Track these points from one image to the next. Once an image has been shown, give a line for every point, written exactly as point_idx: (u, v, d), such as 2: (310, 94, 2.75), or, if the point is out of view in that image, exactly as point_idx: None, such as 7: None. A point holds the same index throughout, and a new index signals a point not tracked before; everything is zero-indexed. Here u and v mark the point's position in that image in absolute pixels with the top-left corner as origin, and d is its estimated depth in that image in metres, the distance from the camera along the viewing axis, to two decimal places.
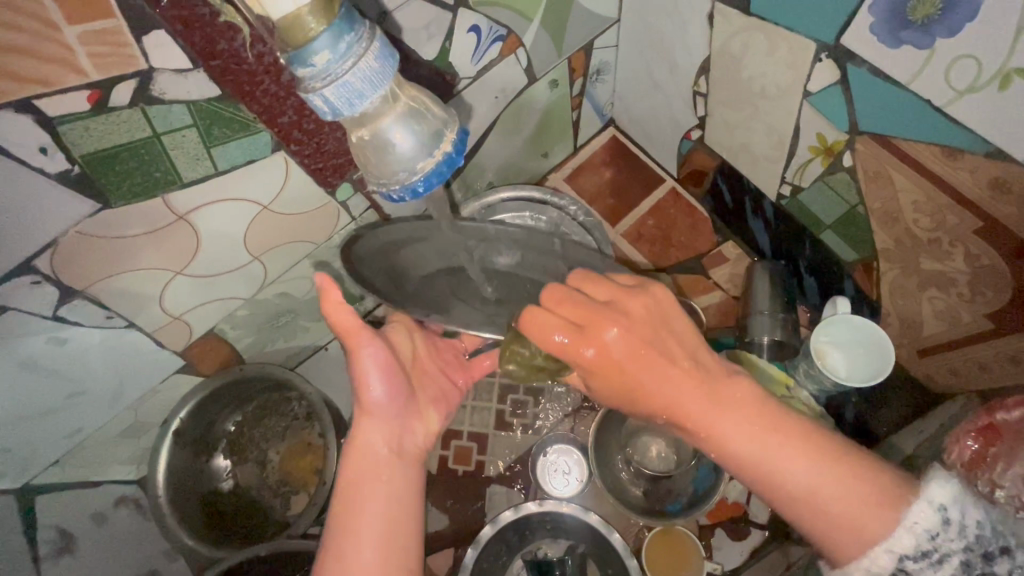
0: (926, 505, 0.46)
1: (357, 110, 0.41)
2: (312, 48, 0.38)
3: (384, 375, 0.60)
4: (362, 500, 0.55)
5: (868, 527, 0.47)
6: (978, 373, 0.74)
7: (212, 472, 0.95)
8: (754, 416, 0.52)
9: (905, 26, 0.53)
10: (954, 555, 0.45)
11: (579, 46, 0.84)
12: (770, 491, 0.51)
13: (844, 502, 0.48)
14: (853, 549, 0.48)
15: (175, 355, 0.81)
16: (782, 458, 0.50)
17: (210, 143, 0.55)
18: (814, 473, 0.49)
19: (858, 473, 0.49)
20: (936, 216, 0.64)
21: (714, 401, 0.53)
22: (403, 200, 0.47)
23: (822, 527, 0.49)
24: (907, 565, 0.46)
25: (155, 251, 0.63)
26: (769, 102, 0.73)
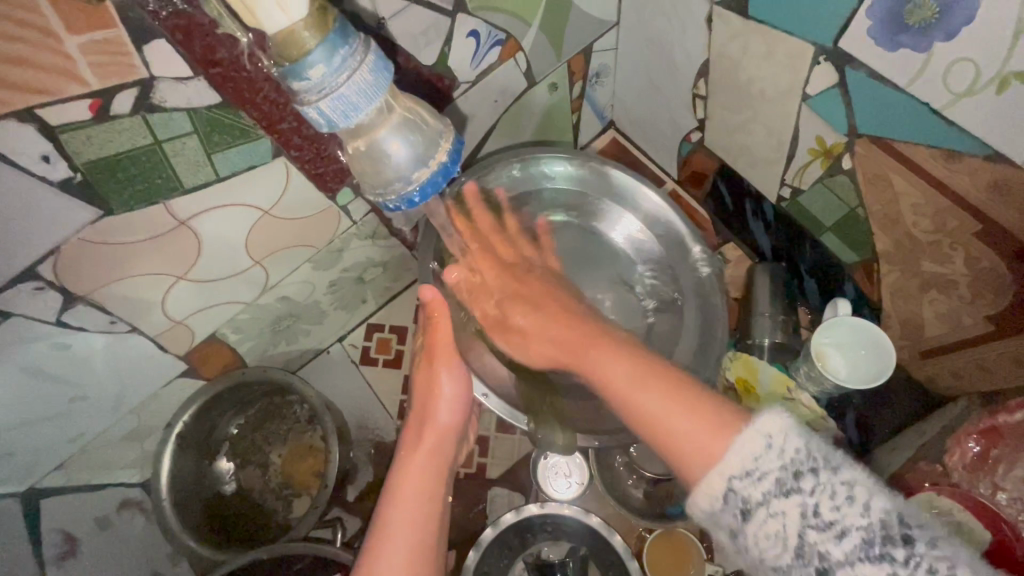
0: (750, 432, 0.42)
1: (353, 122, 0.41)
2: (306, 61, 0.38)
3: (448, 397, 0.68)
4: (403, 493, 0.61)
5: (704, 449, 0.44)
6: (979, 375, 0.74)
7: (215, 474, 0.95)
8: (636, 360, 0.54)
9: (902, 29, 0.53)
10: (770, 472, 0.41)
11: (578, 50, 0.84)
12: (642, 428, 0.50)
13: (686, 430, 0.46)
14: (694, 476, 0.45)
15: (177, 359, 0.82)
16: (641, 385, 0.51)
17: (211, 149, 0.56)
18: (671, 408, 0.48)
19: (710, 409, 0.47)
20: (935, 219, 0.64)
21: (586, 336, 0.58)
22: (400, 209, 0.48)
23: (666, 450, 0.48)
24: (734, 485, 0.42)
25: (157, 257, 0.63)
26: (768, 105, 0.73)
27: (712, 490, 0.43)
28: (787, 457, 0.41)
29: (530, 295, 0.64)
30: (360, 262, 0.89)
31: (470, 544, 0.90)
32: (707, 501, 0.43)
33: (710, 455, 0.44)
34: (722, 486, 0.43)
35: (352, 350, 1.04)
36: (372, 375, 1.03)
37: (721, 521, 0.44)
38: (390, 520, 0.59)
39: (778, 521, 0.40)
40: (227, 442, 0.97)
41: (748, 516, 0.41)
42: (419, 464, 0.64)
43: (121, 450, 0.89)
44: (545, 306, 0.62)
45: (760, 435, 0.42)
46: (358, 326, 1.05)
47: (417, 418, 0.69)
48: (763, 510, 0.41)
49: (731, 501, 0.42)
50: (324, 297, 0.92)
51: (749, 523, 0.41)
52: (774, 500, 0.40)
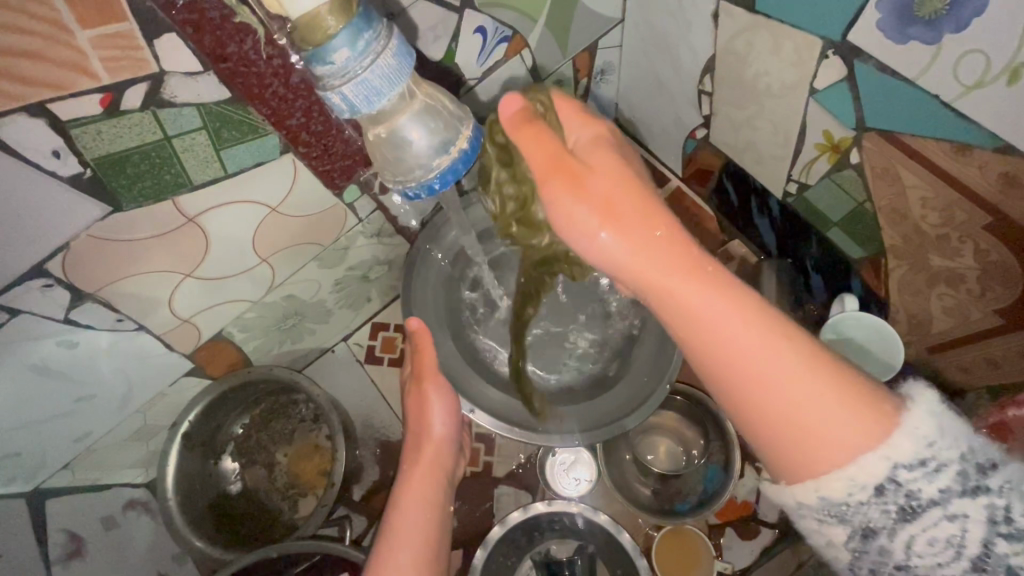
0: (921, 416, 0.40)
1: (376, 107, 0.41)
2: (331, 45, 0.38)
3: (442, 418, 0.75)
4: (403, 511, 0.69)
5: (844, 432, 0.41)
6: (987, 370, 0.74)
7: (220, 474, 0.95)
8: (745, 301, 0.45)
9: (911, 22, 0.53)
10: (950, 465, 0.39)
11: (583, 47, 0.84)
12: (745, 387, 0.44)
13: (823, 407, 0.42)
14: (834, 459, 0.41)
15: (183, 358, 0.82)
16: (770, 344, 0.43)
17: (220, 145, 0.56)
18: (791, 369, 0.43)
19: (852, 384, 0.43)
20: (945, 212, 0.64)
21: (688, 271, 0.46)
22: (421, 197, 0.48)
23: (789, 432, 0.43)
24: (899, 476, 0.40)
25: (165, 254, 0.63)
26: (774, 100, 0.73)
27: (862, 476, 0.40)
28: (966, 450, 0.39)
29: (625, 217, 0.47)
30: (365, 260, 0.89)
31: (477, 543, 0.89)
32: (845, 486, 0.41)
33: (852, 441, 0.41)
34: (883, 475, 0.40)
35: (357, 350, 1.04)
36: (377, 375, 1.03)
37: (858, 514, 0.41)
38: (396, 532, 0.67)
39: (954, 523, 0.38)
40: (233, 441, 0.96)
41: (912, 513, 0.39)
42: (416, 483, 0.72)
43: (128, 450, 0.89)
44: (619, 215, 0.47)
45: (929, 421, 0.40)
46: (363, 326, 1.05)
47: (412, 439, 0.76)
48: (938, 509, 0.39)
49: (889, 493, 0.40)
50: (329, 296, 0.92)
51: (911, 523, 0.39)
52: (956, 500, 0.38)
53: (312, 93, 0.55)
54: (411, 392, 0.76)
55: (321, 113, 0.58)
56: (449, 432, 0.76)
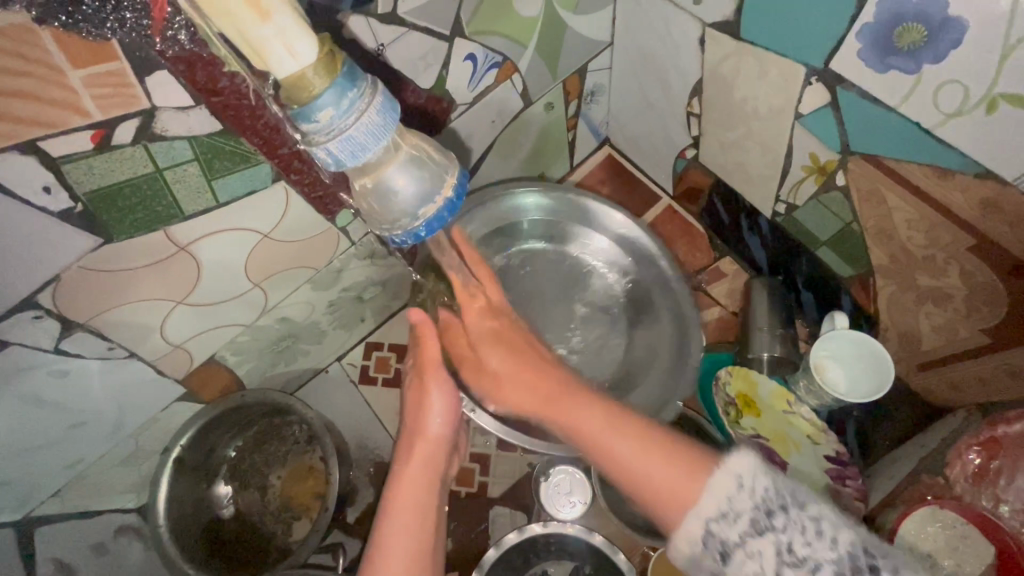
0: (725, 473, 0.44)
1: (362, 162, 0.42)
2: (316, 105, 0.39)
3: (443, 414, 0.65)
4: (393, 519, 0.58)
5: (681, 493, 0.46)
6: (976, 387, 0.75)
7: (213, 498, 0.94)
8: (584, 401, 0.54)
9: (892, 52, 0.54)
10: (744, 512, 0.43)
11: (573, 70, 0.86)
12: (616, 472, 0.51)
13: (653, 476, 0.48)
14: (672, 523, 0.46)
15: (176, 382, 0.81)
16: (601, 427, 0.52)
17: (211, 176, 0.56)
18: (635, 455, 0.50)
19: (688, 454, 0.48)
20: (929, 234, 0.65)
21: (554, 391, 0.56)
22: (407, 242, 0.48)
23: (642, 497, 0.48)
24: (712, 527, 0.44)
25: (157, 281, 0.63)
26: (761, 123, 0.74)
27: (690, 535, 0.45)
28: (759, 497, 0.43)
29: (508, 343, 0.60)
30: (358, 282, 0.89)
31: (473, 565, 0.89)
32: (688, 545, 0.45)
33: (687, 502, 0.45)
34: (700, 530, 0.45)
35: (351, 369, 1.04)
36: (371, 394, 1.03)
37: (698, 565, 0.45)
38: (386, 545, 0.57)
39: (756, 561, 0.42)
40: (225, 464, 0.96)
41: (727, 558, 0.43)
42: (411, 486, 0.61)
43: (119, 476, 0.88)
44: (503, 347, 0.60)
45: (731, 475, 0.44)
46: (357, 346, 1.04)
47: (407, 436, 0.65)
48: (740, 550, 0.43)
49: (710, 543, 0.44)
50: (323, 317, 0.92)
51: (728, 566, 0.43)
52: (751, 539, 0.42)
53: None
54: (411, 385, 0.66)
55: None
56: (450, 429, 0.65)
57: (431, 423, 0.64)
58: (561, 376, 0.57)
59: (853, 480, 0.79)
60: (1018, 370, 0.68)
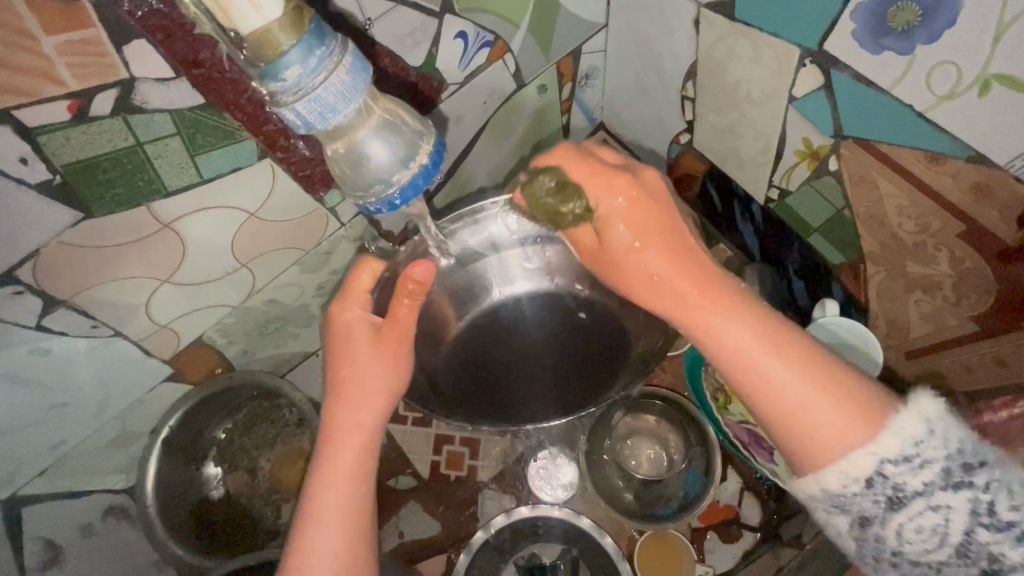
0: (913, 415, 0.45)
1: (331, 123, 0.42)
2: (282, 62, 0.38)
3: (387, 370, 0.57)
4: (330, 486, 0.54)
5: (842, 430, 0.46)
6: (963, 376, 0.75)
7: (203, 480, 0.94)
8: (754, 319, 0.50)
9: (886, 32, 0.53)
10: (936, 462, 0.44)
11: (566, 52, 0.84)
12: (738, 371, 0.49)
13: (816, 404, 0.47)
14: (831, 454, 0.46)
15: (163, 362, 0.81)
16: (782, 351, 0.48)
17: (194, 151, 0.55)
18: (797, 379, 0.47)
19: (861, 398, 0.47)
20: (920, 220, 0.65)
21: (703, 287, 0.52)
22: (381, 212, 0.47)
23: (795, 425, 0.47)
24: (885, 470, 0.45)
25: (141, 260, 0.62)
26: (755, 107, 0.73)
27: (855, 472, 0.46)
28: (951, 444, 0.45)
29: (684, 264, 0.53)
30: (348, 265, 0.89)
31: (461, 547, 0.89)
32: (841, 480, 0.46)
33: (846, 443, 0.46)
34: (870, 470, 0.45)
35: None
36: None
37: (846, 505, 0.47)
38: (313, 525, 0.53)
39: (938, 514, 0.44)
40: (215, 446, 0.96)
41: (897, 504, 0.45)
42: (348, 462, 0.55)
43: (106, 457, 0.87)
44: (660, 242, 0.54)
45: (924, 420, 0.45)
46: None
47: (346, 385, 0.57)
48: (921, 501, 0.44)
49: (877, 487, 0.45)
50: (312, 300, 0.91)
51: (896, 512, 0.45)
52: (937, 493, 0.44)
53: None
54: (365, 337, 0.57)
55: None
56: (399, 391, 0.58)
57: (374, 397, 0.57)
58: (677, 221, 0.56)
59: None
60: (1004, 359, 0.68)
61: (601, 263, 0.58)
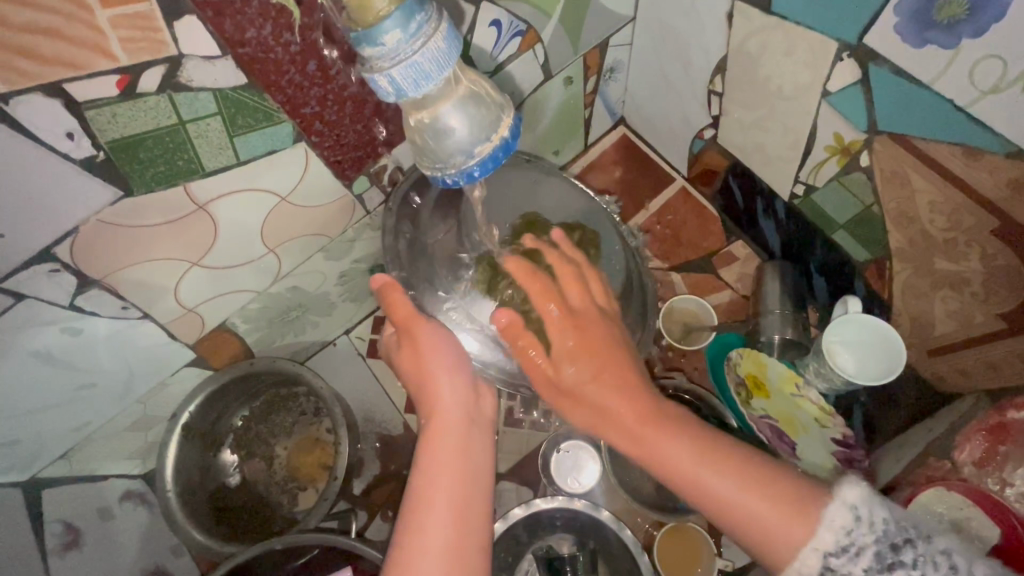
0: (839, 506, 0.45)
1: (423, 92, 0.41)
2: (383, 27, 0.38)
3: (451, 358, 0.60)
4: (430, 475, 0.53)
5: (784, 532, 0.46)
6: (987, 373, 0.75)
7: (220, 466, 0.94)
8: (683, 434, 0.51)
9: (930, 26, 0.54)
10: (868, 547, 0.43)
11: (594, 44, 0.84)
12: (684, 488, 0.50)
13: (758, 506, 0.47)
14: (782, 558, 0.46)
15: (186, 347, 0.81)
16: (697, 463, 0.50)
17: (234, 132, 0.55)
18: (737, 490, 0.48)
19: (785, 486, 0.48)
20: (952, 217, 0.65)
21: (653, 417, 0.52)
22: (458, 184, 0.48)
23: (743, 527, 0.48)
24: (831, 564, 0.44)
25: (174, 240, 0.62)
26: (786, 102, 0.73)
27: (805, 569, 0.45)
28: (880, 530, 0.43)
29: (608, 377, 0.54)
30: (370, 253, 0.88)
31: None
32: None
33: (794, 542, 0.46)
34: (818, 566, 0.45)
35: (358, 343, 1.03)
36: (379, 368, 1.02)
37: None
38: (422, 535, 0.50)
39: None
40: (231, 433, 0.96)
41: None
42: (441, 451, 0.55)
43: (125, 442, 0.87)
44: (575, 328, 0.56)
45: (846, 506, 0.44)
46: (365, 319, 1.04)
47: (422, 395, 0.60)
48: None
49: None
50: (333, 288, 0.91)
51: None
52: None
53: (329, 82, 0.55)
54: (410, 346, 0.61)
55: (336, 102, 0.57)
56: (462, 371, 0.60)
57: (444, 389, 0.58)
58: (608, 336, 0.56)
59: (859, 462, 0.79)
60: None
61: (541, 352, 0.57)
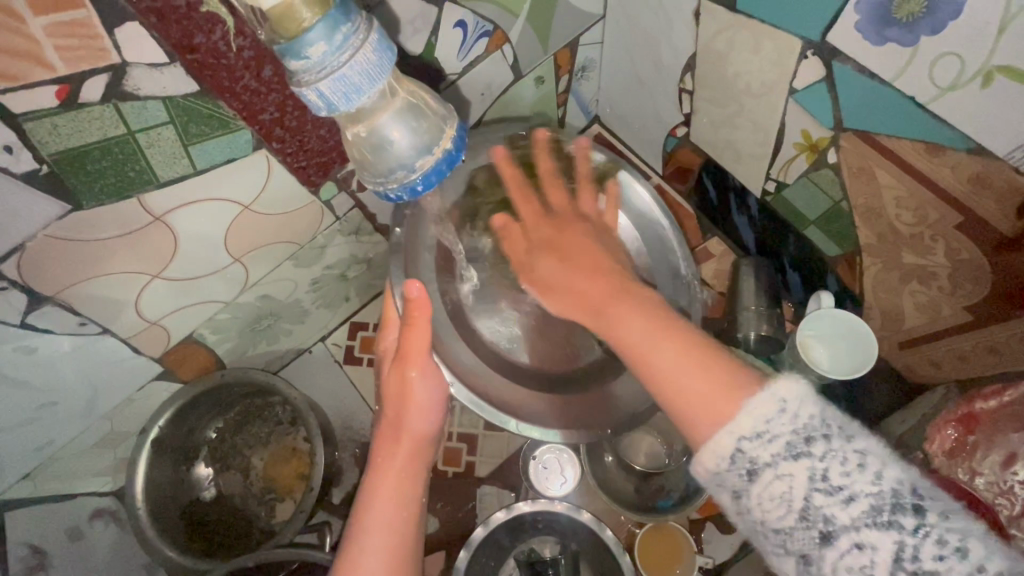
0: (765, 397, 0.41)
1: (354, 105, 0.41)
2: (306, 39, 0.37)
3: (426, 396, 0.63)
4: (375, 507, 0.58)
5: (714, 407, 0.43)
6: (956, 365, 0.76)
7: (194, 480, 0.92)
8: (646, 311, 0.50)
9: (890, 23, 0.54)
10: (861, 495, 0.38)
11: (564, 43, 0.84)
12: (632, 360, 0.49)
13: (692, 381, 0.45)
14: (701, 435, 0.43)
15: (153, 361, 0.79)
16: (659, 336, 0.48)
17: (188, 141, 0.53)
18: (679, 363, 0.46)
19: (726, 365, 0.45)
20: (918, 211, 0.65)
21: (590, 300, 0.54)
22: (401, 198, 0.47)
23: (682, 413, 0.45)
24: (743, 447, 0.41)
25: (133, 254, 0.60)
26: (754, 100, 0.73)
27: (719, 450, 0.42)
28: (799, 422, 0.40)
29: (582, 289, 0.55)
30: (342, 259, 0.87)
31: (460, 543, 0.89)
32: (713, 461, 0.42)
33: (716, 420, 0.43)
34: (731, 448, 0.41)
35: (336, 350, 1.02)
36: (356, 375, 1.01)
37: (722, 482, 0.42)
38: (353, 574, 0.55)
39: (785, 482, 0.39)
40: (206, 445, 0.94)
41: (755, 476, 0.40)
42: (391, 475, 0.60)
43: (92, 459, 0.85)
44: (552, 246, 0.59)
45: (776, 399, 0.41)
46: (340, 326, 1.02)
47: (388, 420, 0.63)
48: (770, 471, 0.40)
49: (738, 462, 0.41)
50: (306, 296, 0.89)
51: (754, 485, 0.41)
52: (785, 461, 0.40)
53: (286, 87, 0.53)
54: (394, 369, 0.62)
55: (295, 108, 0.56)
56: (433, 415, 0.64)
57: (422, 418, 0.63)
58: (607, 264, 0.56)
59: None
60: (998, 348, 0.70)
61: (537, 258, 0.59)
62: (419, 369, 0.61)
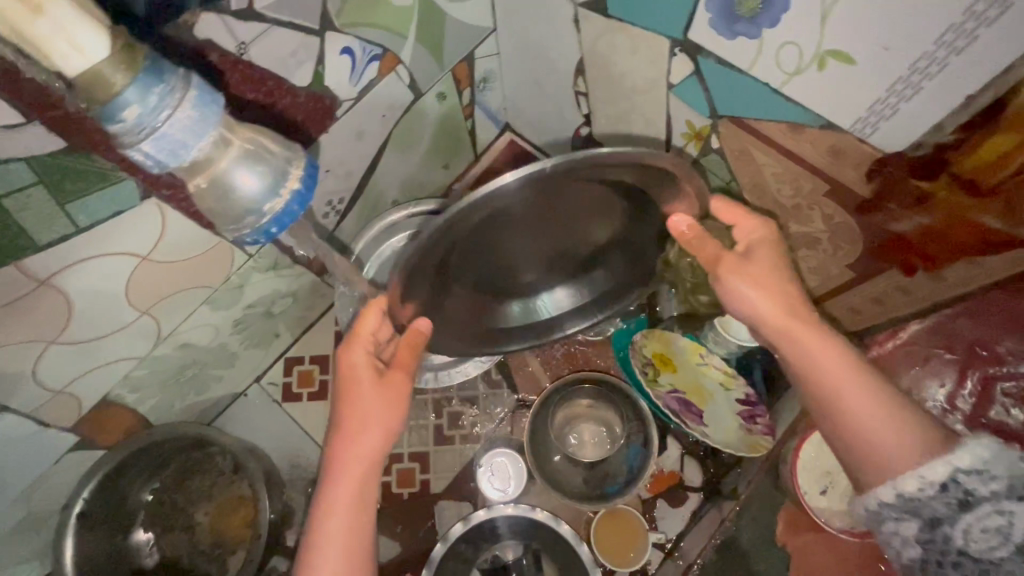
0: (972, 447, 0.49)
1: (186, 160, 0.43)
2: (120, 104, 0.38)
3: (384, 402, 0.61)
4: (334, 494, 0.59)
5: (900, 457, 0.51)
6: (851, 317, 0.82)
7: (133, 547, 0.87)
8: (841, 351, 0.56)
9: (736, 20, 0.59)
10: (1001, 476, 0.47)
11: (460, 58, 0.86)
12: (822, 391, 0.56)
13: (881, 425, 0.53)
14: (898, 466, 0.51)
15: (66, 431, 0.75)
16: (850, 380, 0.55)
17: (63, 199, 0.51)
18: (875, 404, 0.54)
19: (908, 417, 0.53)
20: (794, 184, 0.70)
21: (797, 318, 0.58)
22: (258, 240, 0.49)
23: (858, 447, 0.54)
24: (958, 477, 0.48)
25: (21, 323, 0.57)
26: (641, 96, 0.78)
27: (908, 480, 0.50)
28: (1013, 472, 0.47)
29: (787, 324, 0.58)
30: (265, 296, 0.85)
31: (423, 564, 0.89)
32: (914, 485, 0.50)
33: (906, 460, 0.51)
34: (944, 475, 0.49)
35: (272, 389, 0.99)
36: (298, 411, 0.98)
37: (915, 510, 0.50)
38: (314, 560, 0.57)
39: (1003, 517, 0.46)
40: (143, 509, 0.88)
41: (967, 506, 0.48)
42: (353, 468, 0.59)
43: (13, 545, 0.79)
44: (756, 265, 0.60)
45: (971, 452, 0.48)
46: (275, 363, 1.00)
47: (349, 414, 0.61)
48: (990, 504, 0.47)
49: (950, 489, 0.49)
50: (231, 339, 0.87)
51: (965, 512, 0.48)
52: (1005, 500, 0.46)
53: None
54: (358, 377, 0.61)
55: None
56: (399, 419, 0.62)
57: (379, 415, 0.61)
58: (800, 295, 0.59)
59: (763, 417, 0.83)
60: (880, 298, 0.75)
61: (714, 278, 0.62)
62: (395, 393, 0.61)
